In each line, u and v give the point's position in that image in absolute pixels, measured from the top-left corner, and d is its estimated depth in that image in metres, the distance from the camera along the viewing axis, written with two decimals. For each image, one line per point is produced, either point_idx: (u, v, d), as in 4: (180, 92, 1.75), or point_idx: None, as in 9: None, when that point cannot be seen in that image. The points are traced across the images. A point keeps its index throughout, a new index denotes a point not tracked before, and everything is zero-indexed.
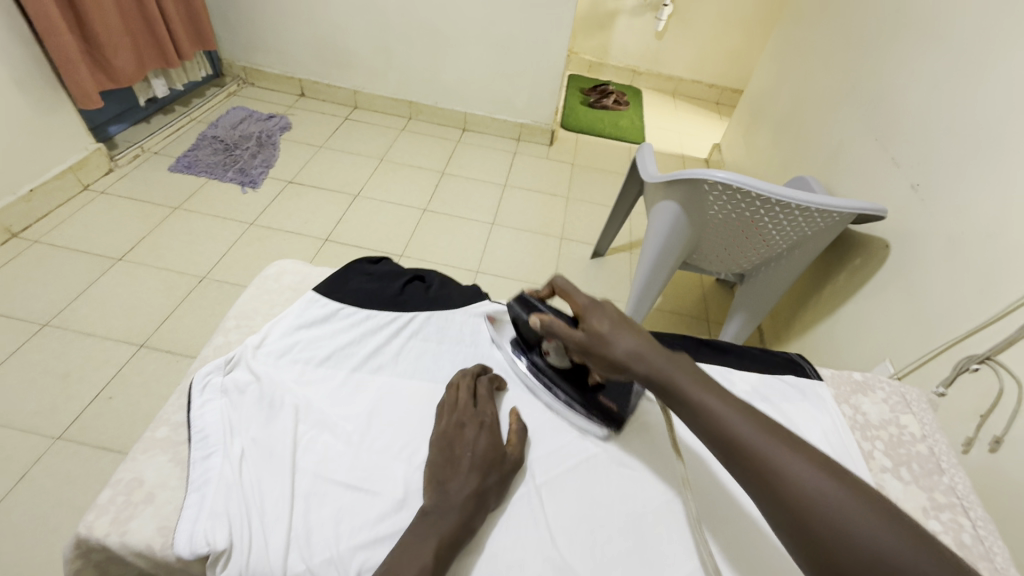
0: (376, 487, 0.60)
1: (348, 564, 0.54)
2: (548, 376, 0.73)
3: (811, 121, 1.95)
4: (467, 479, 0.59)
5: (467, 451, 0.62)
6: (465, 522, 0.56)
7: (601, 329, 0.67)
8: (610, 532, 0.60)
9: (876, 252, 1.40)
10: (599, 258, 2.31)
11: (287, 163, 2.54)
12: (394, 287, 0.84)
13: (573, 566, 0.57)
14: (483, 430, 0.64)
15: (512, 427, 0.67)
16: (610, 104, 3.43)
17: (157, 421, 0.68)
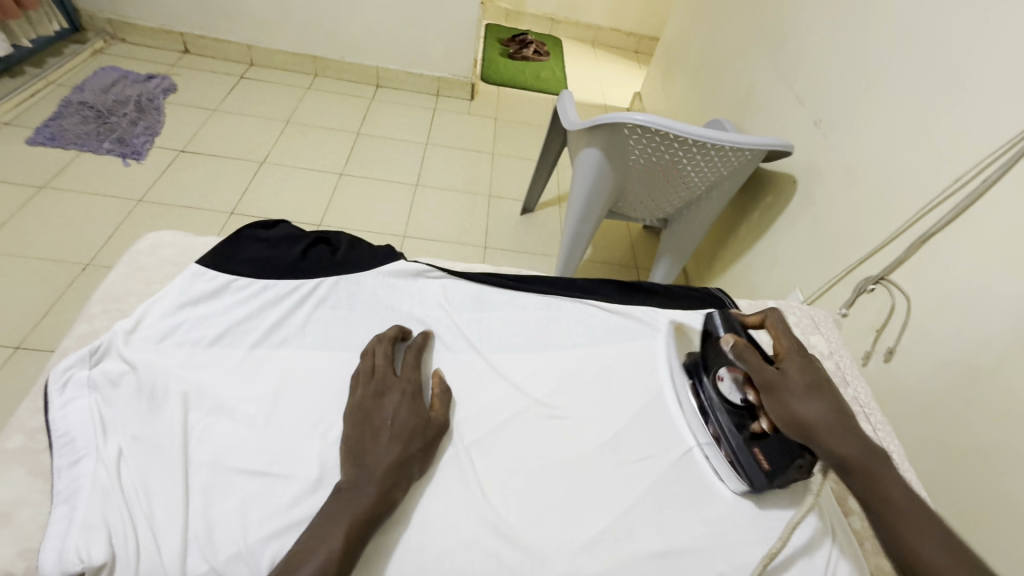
0: (287, 471, 0.55)
1: (260, 556, 0.50)
2: (709, 403, 0.67)
3: (724, 64, 1.98)
4: (387, 449, 0.55)
5: (387, 420, 0.58)
6: (386, 493, 0.52)
7: (798, 380, 0.60)
8: (547, 482, 0.59)
9: (785, 188, 1.46)
10: (529, 214, 2.28)
11: (176, 129, 2.26)
12: (294, 252, 0.74)
13: (507, 521, 0.55)
14: (404, 397, 0.60)
15: (435, 391, 0.63)
16: (530, 54, 3.32)
17: (9, 430, 0.61)
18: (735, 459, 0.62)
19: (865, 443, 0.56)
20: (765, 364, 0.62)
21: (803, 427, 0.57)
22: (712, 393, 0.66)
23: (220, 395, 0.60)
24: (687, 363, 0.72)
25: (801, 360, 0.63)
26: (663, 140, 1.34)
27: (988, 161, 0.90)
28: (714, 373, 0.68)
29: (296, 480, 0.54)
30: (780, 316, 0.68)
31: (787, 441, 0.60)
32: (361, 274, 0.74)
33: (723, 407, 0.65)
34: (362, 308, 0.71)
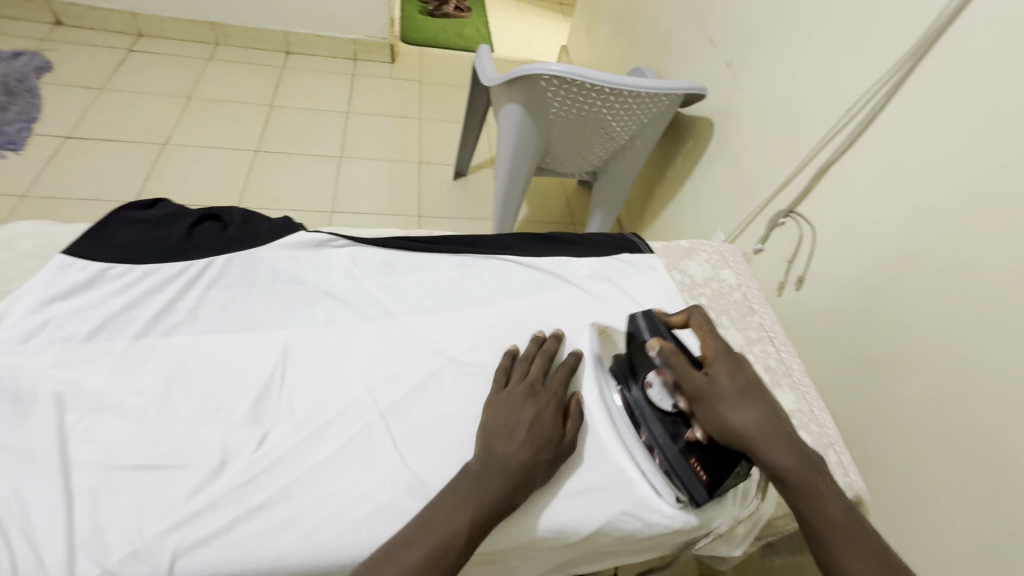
0: (185, 462, 0.52)
1: (159, 551, 0.47)
2: (641, 412, 0.62)
3: (642, 10, 1.96)
4: None
5: None
6: None
7: (729, 391, 0.56)
8: (462, 439, 0.58)
9: (703, 132, 1.49)
10: (462, 178, 2.23)
11: (58, 113, 2.03)
12: (178, 231, 0.69)
13: (426, 479, 0.55)
14: None
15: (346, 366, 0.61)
16: (451, 11, 3.17)
17: None
18: (669, 468, 0.60)
19: (801, 450, 0.54)
20: (693, 374, 0.57)
21: (734, 440, 0.55)
22: (644, 402, 0.62)
23: (102, 392, 0.56)
24: (617, 371, 0.67)
25: (729, 361, 0.59)
26: (579, 90, 1.33)
27: (876, 90, 0.95)
28: (643, 379, 0.63)
29: (195, 470, 0.52)
30: (703, 314, 0.64)
31: (720, 450, 0.57)
32: (257, 249, 0.69)
33: (654, 415, 0.61)
34: (260, 286, 0.67)
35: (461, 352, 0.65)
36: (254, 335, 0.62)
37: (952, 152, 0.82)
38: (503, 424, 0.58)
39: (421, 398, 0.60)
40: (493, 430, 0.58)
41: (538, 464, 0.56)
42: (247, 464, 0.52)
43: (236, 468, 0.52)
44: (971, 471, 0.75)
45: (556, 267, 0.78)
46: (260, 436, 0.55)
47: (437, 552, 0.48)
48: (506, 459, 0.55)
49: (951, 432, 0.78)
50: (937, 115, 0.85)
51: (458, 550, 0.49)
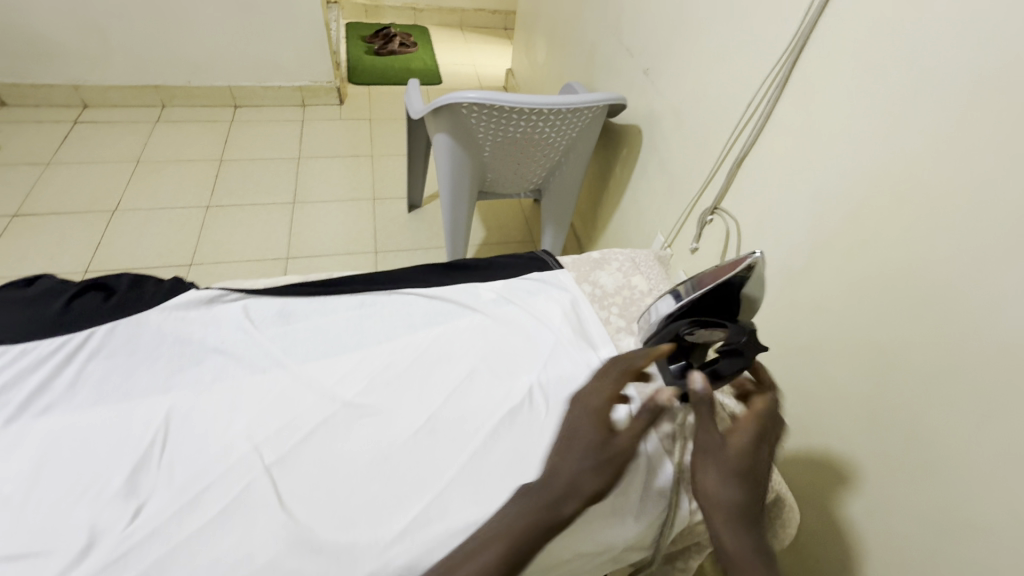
0: (45, 555, 0.48)
1: None
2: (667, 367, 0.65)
3: (569, 27, 2.01)
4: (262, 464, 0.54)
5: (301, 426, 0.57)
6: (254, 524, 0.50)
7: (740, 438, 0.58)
8: (353, 484, 0.55)
9: (634, 138, 1.51)
10: (417, 209, 2.24)
11: (6, 192, 2.03)
12: (54, 307, 0.64)
13: (312, 530, 0.51)
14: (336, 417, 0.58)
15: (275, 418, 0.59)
16: (396, 47, 3.24)
17: None
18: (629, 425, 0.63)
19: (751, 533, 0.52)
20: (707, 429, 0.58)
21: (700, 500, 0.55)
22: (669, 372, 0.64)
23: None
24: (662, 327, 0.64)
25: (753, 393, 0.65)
26: (504, 113, 1.34)
27: (769, 82, 0.96)
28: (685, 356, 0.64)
29: (58, 560, 0.47)
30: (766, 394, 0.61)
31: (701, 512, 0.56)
32: (143, 314, 0.66)
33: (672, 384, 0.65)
34: (143, 351, 0.63)
35: (356, 394, 0.62)
36: (132, 403, 0.59)
37: (841, 134, 0.83)
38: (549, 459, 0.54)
39: (309, 448, 0.57)
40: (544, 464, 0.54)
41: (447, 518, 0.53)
42: (116, 543, 0.49)
43: (102, 552, 0.48)
44: (908, 448, 0.74)
45: (459, 295, 0.75)
46: (133, 510, 0.51)
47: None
48: (531, 503, 0.51)
49: (885, 414, 0.77)
50: (826, 99, 0.86)
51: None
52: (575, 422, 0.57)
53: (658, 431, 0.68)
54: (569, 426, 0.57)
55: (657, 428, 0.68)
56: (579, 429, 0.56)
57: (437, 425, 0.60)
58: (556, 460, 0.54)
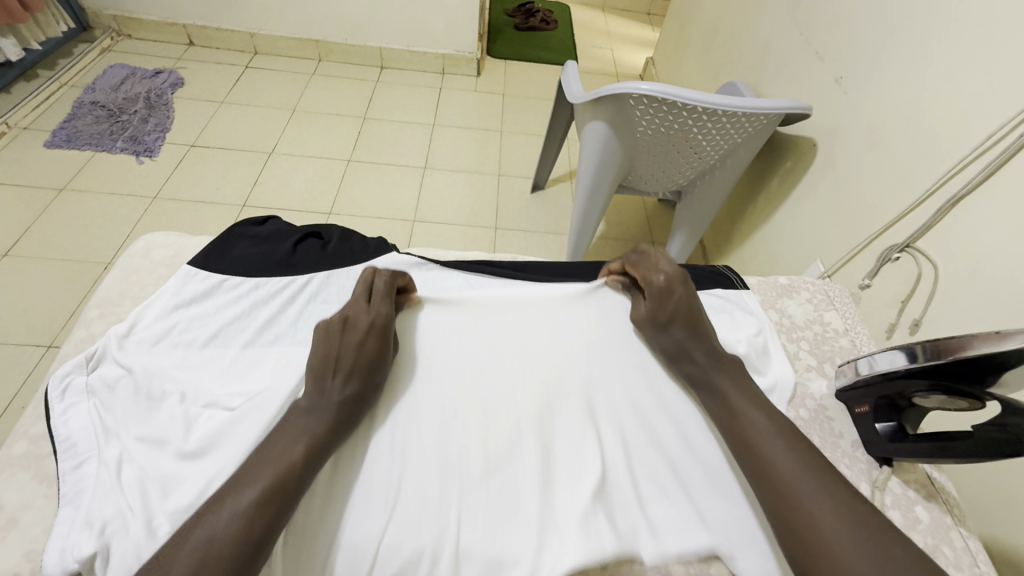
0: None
1: None
2: (874, 425, 0.62)
3: (739, 22, 1.88)
4: (346, 382, 0.59)
5: (349, 352, 0.62)
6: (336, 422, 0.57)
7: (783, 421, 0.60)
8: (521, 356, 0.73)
9: (804, 152, 1.39)
10: (540, 191, 2.24)
11: (186, 124, 2.27)
12: (285, 247, 0.77)
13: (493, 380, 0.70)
14: (370, 329, 0.65)
15: (363, 334, 0.64)
16: (537, 23, 3.21)
17: (13, 435, 0.61)
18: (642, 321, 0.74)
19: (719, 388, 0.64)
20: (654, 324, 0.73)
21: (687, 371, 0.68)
22: (872, 429, 0.63)
23: (212, 397, 0.60)
24: (879, 383, 0.60)
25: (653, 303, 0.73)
26: (670, 109, 1.28)
27: (1020, 118, 0.83)
28: (896, 417, 0.61)
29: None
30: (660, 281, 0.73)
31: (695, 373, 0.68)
32: (352, 269, 0.76)
33: (877, 443, 0.62)
34: (352, 304, 0.72)
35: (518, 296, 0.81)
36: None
37: None
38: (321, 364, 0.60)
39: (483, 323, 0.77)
40: (327, 356, 0.61)
41: (366, 387, 0.61)
42: None
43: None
44: None
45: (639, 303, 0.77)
46: None
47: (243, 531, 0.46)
48: (330, 396, 0.58)
49: None
50: None
51: (291, 480, 0.51)
52: (361, 327, 0.65)
53: (858, 492, 0.61)
54: (362, 324, 0.65)
55: (855, 488, 0.61)
56: (372, 329, 0.65)
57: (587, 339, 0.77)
58: (347, 354, 0.62)
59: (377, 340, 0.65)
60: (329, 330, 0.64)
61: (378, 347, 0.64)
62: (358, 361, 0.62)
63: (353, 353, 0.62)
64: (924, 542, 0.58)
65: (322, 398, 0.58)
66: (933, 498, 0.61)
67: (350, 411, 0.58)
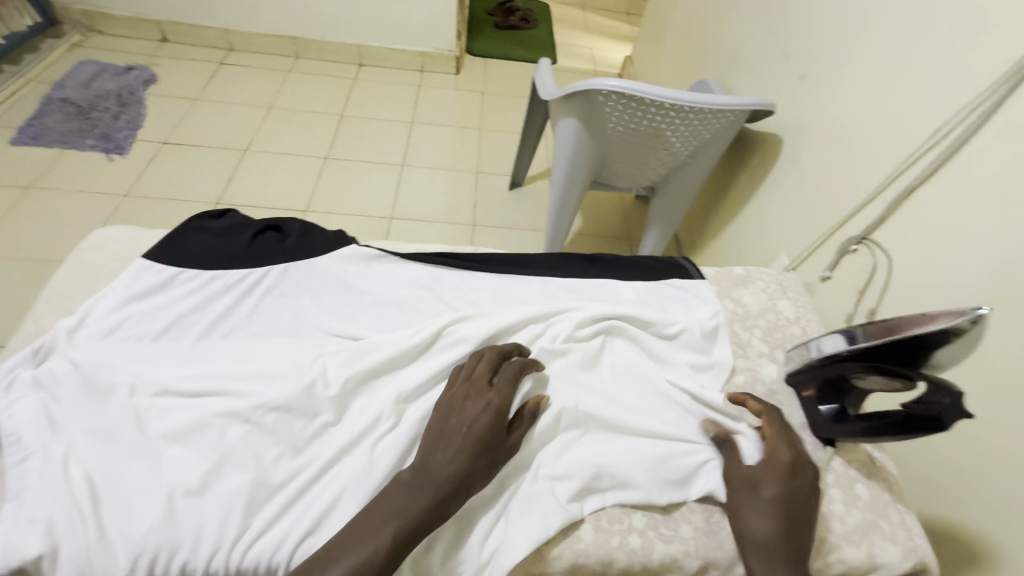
0: (232, 463, 0.56)
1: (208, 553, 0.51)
2: (818, 408, 0.65)
3: (711, 21, 1.91)
4: (453, 458, 0.56)
5: (459, 427, 0.58)
6: (433, 507, 0.54)
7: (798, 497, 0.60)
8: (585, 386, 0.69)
9: (770, 149, 1.42)
10: (518, 188, 2.25)
11: (159, 121, 2.24)
12: (242, 240, 0.77)
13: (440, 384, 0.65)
14: (488, 406, 0.60)
15: (482, 409, 0.59)
16: (517, 22, 3.22)
17: None
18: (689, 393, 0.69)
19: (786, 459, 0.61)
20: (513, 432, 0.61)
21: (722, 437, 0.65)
22: (816, 412, 0.65)
23: (161, 388, 0.60)
24: (824, 366, 0.63)
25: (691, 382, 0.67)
26: (638, 106, 1.30)
27: (964, 115, 0.86)
28: (837, 398, 0.64)
29: (243, 464, 0.56)
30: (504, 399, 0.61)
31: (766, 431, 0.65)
32: (311, 261, 0.76)
33: (821, 424, 0.64)
34: (309, 295, 0.73)
35: (468, 288, 0.77)
36: (300, 339, 0.67)
37: None
38: (437, 432, 0.58)
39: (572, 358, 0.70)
40: (440, 431, 0.58)
41: (472, 467, 0.56)
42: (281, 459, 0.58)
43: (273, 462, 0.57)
44: None
45: (597, 291, 0.78)
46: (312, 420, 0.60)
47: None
48: (435, 471, 0.55)
49: None
50: None
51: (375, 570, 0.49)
52: (478, 403, 0.60)
53: None
54: (478, 401, 0.60)
55: None
56: (488, 409, 0.59)
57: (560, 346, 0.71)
58: (457, 431, 0.58)
59: (489, 417, 0.59)
60: (452, 396, 0.61)
61: (491, 428, 0.58)
62: (474, 433, 0.58)
63: (466, 428, 0.58)
64: (862, 517, 0.61)
65: (426, 474, 0.55)
66: (874, 477, 0.64)
67: (445, 492, 0.54)
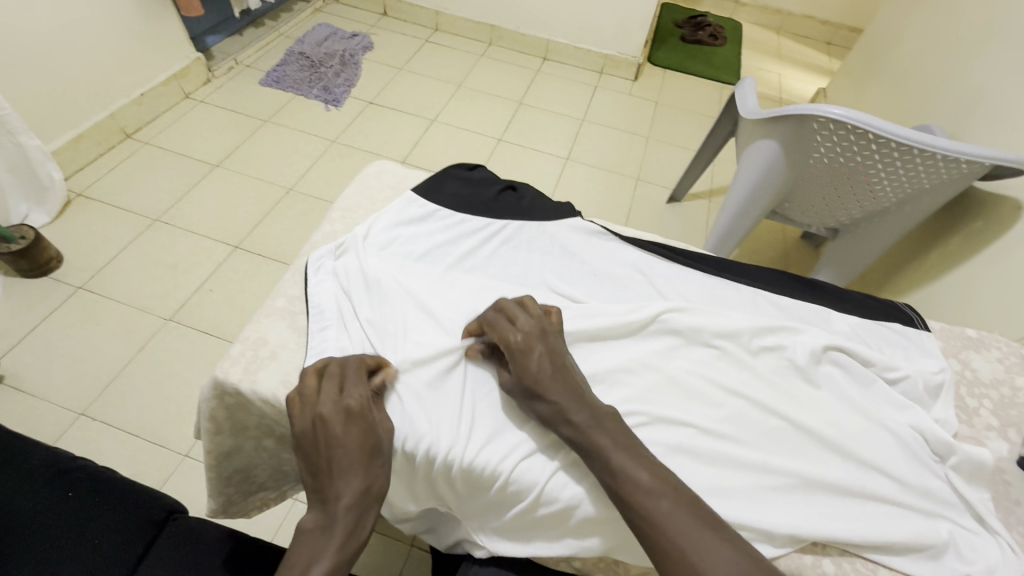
0: (474, 376, 0.68)
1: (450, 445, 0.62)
2: None
3: (946, 62, 1.71)
4: (352, 480, 0.55)
5: (339, 448, 0.57)
6: (355, 528, 0.54)
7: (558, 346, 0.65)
8: (767, 390, 0.67)
9: (1003, 212, 1.25)
10: (676, 203, 2.22)
11: (368, 83, 2.55)
12: (489, 193, 0.89)
13: (662, 365, 0.69)
14: (344, 417, 0.58)
15: (345, 427, 0.58)
16: (705, 37, 3.14)
17: (276, 292, 0.77)
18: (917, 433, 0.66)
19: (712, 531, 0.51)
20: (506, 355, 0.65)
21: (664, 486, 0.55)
22: None
23: (421, 299, 0.73)
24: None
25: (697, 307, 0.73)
26: (858, 140, 1.22)
27: None
28: None
29: (476, 381, 0.68)
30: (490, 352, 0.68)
31: None
32: (543, 225, 0.86)
33: None
34: (536, 255, 0.82)
35: (686, 284, 0.80)
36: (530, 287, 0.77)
37: None
38: (319, 457, 0.57)
39: (757, 363, 0.70)
40: (325, 466, 0.56)
41: (371, 476, 0.57)
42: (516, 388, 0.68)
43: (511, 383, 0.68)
44: None
45: (808, 315, 0.79)
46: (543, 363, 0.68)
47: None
48: (335, 500, 0.55)
49: None
50: None
51: None
52: (337, 419, 0.58)
53: None
54: (336, 412, 0.58)
55: None
56: (347, 415, 0.59)
57: (781, 359, 0.70)
58: (341, 453, 0.57)
59: (359, 425, 0.59)
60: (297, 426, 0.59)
61: (360, 434, 0.58)
62: (356, 450, 0.57)
63: (344, 448, 0.57)
64: None
65: (331, 510, 0.54)
66: None
67: (363, 510, 0.55)
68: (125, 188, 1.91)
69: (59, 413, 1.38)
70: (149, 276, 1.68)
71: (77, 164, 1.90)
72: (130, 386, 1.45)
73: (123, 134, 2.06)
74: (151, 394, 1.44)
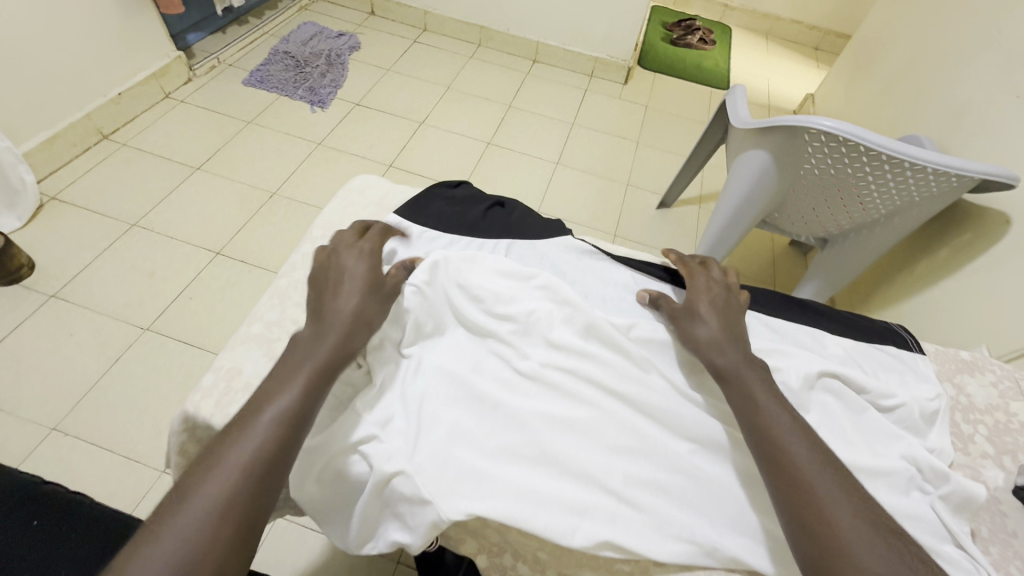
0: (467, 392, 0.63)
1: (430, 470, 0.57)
2: None
3: (934, 71, 1.72)
4: (349, 298, 0.63)
5: (346, 276, 0.66)
6: (343, 339, 0.60)
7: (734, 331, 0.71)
8: None
9: (990, 225, 1.25)
10: (666, 209, 2.21)
11: (355, 84, 2.50)
12: (477, 211, 0.88)
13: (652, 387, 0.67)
14: (360, 255, 0.68)
15: (358, 262, 0.67)
16: (695, 41, 3.13)
17: (252, 317, 0.74)
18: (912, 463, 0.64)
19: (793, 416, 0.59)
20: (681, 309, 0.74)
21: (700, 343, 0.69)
22: None
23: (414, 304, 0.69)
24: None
25: (684, 315, 0.72)
26: (849, 151, 1.21)
27: None
28: None
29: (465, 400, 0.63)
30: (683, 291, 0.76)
31: None
32: (534, 243, 0.84)
33: None
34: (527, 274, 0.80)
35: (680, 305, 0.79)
36: (522, 290, 0.74)
37: None
38: (327, 283, 0.65)
39: None
40: (326, 286, 0.65)
41: (368, 303, 0.64)
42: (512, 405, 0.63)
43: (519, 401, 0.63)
44: None
45: (802, 337, 0.78)
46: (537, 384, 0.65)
47: (213, 520, 0.44)
48: (332, 313, 0.62)
49: None
50: None
51: (304, 399, 0.54)
52: (352, 255, 0.68)
53: None
54: (353, 254, 0.68)
55: None
56: (364, 256, 0.68)
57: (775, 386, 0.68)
58: (344, 279, 0.65)
59: (370, 263, 0.68)
60: (324, 261, 0.68)
61: (371, 271, 0.67)
62: (359, 277, 0.66)
63: (350, 276, 0.66)
64: None
65: (323, 318, 0.61)
66: None
67: (351, 328, 0.62)
68: (101, 191, 1.85)
69: (29, 427, 1.33)
70: (126, 283, 1.63)
71: (50, 166, 1.84)
72: (105, 400, 1.40)
73: (99, 135, 2.00)
74: (128, 407, 1.40)
